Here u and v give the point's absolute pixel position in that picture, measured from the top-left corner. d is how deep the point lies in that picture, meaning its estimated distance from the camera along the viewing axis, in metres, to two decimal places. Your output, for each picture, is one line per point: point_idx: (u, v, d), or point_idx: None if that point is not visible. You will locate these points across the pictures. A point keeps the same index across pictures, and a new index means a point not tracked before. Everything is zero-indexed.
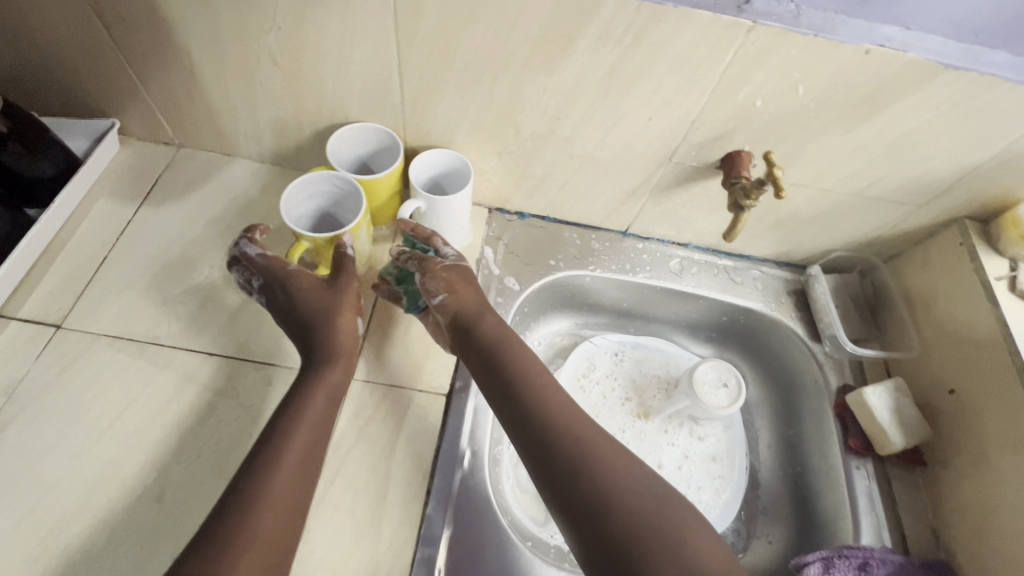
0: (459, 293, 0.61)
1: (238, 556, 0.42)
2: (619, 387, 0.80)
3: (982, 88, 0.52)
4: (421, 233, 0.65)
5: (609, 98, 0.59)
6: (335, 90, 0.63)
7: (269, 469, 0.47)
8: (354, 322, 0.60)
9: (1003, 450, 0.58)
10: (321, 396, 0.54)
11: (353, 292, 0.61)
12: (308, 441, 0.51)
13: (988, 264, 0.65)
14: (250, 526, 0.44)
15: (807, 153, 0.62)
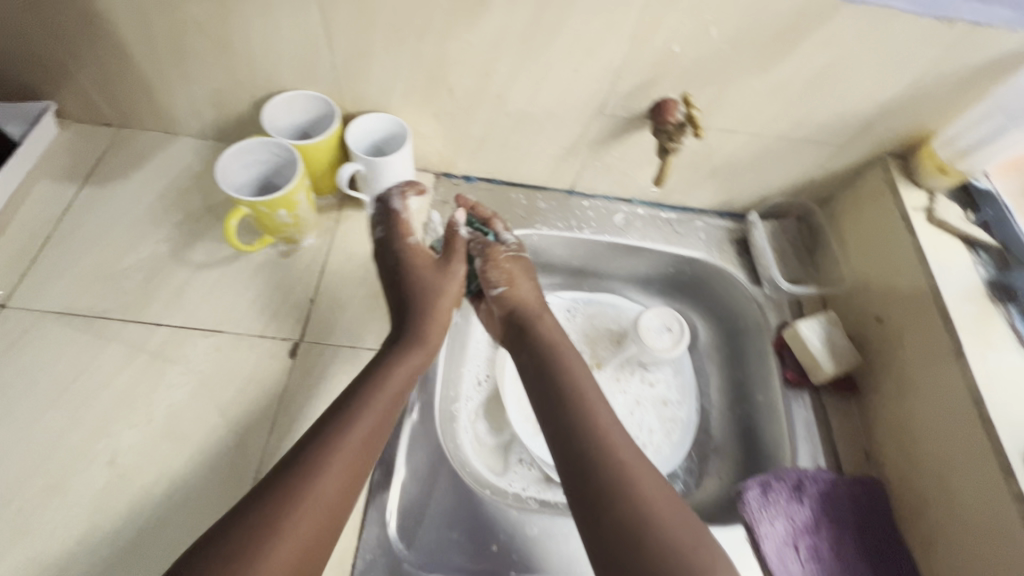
0: (524, 290, 0.68)
1: (275, 540, 0.43)
2: (573, 341, 0.83)
3: (882, 21, 0.54)
4: (482, 215, 0.72)
5: (533, 51, 0.60)
6: (267, 58, 0.64)
7: (325, 449, 0.48)
8: (449, 305, 0.66)
9: (922, 368, 0.61)
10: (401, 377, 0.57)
11: (456, 280, 0.67)
12: (369, 429, 0.51)
13: (907, 197, 0.68)
14: (289, 517, 0.44)
15: (730, 97, 0.64)
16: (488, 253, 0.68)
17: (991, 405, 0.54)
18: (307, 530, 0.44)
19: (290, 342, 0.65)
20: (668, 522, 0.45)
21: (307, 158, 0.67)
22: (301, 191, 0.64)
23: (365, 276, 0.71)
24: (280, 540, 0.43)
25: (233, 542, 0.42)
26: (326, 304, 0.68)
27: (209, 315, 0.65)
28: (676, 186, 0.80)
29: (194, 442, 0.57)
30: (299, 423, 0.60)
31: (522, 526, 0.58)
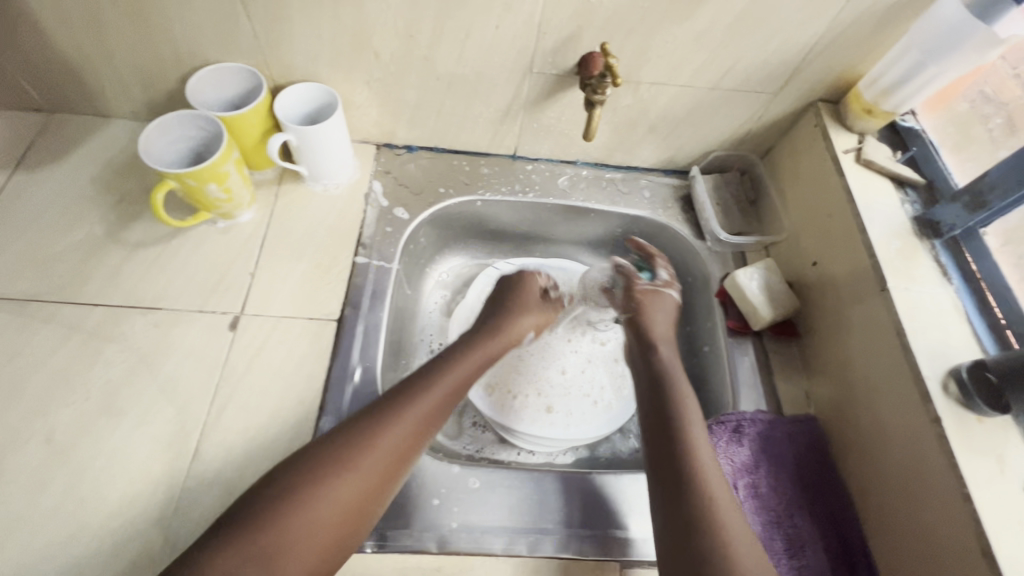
0: (666, 305, 0.69)
1: (325, 490, 0.46)
2: None
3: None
4: (646, 252, 0.75)
5: (452, 8, 0.60)
6: (188, 32, 0.63)
7: (396, 411, 0.51)
8: (526, 329, 0.67)
9: (852, 305, 0.62)
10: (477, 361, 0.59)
11: (536, 312, 0.69)
12: (418, 420, 0.52)
13: (837, 140, 0.69)
14: (340, 479, 0.47)
15: (654, 48, 0.64)
16: (629, 279, 0.72)
17: (913, 333, 0.55)
18: (366, 480, 0.48)
19: (230, 316, 0.65)
20: (718, 494, 0.49)
21: (236, 131, 0.66)
22: (229, 163, 0.63)
23: (306, 248, 0.71)
24: (341, 482, 0.46)
25: (300, 477, 0.46)
26: (266, 276, 0.68)
27: (146, 293, 0.64)
28: (617, 146, 0.80)
29: (133, 416, 0.57)
30: (240, 393, 0.60)
31: (463, 480, 0.58)
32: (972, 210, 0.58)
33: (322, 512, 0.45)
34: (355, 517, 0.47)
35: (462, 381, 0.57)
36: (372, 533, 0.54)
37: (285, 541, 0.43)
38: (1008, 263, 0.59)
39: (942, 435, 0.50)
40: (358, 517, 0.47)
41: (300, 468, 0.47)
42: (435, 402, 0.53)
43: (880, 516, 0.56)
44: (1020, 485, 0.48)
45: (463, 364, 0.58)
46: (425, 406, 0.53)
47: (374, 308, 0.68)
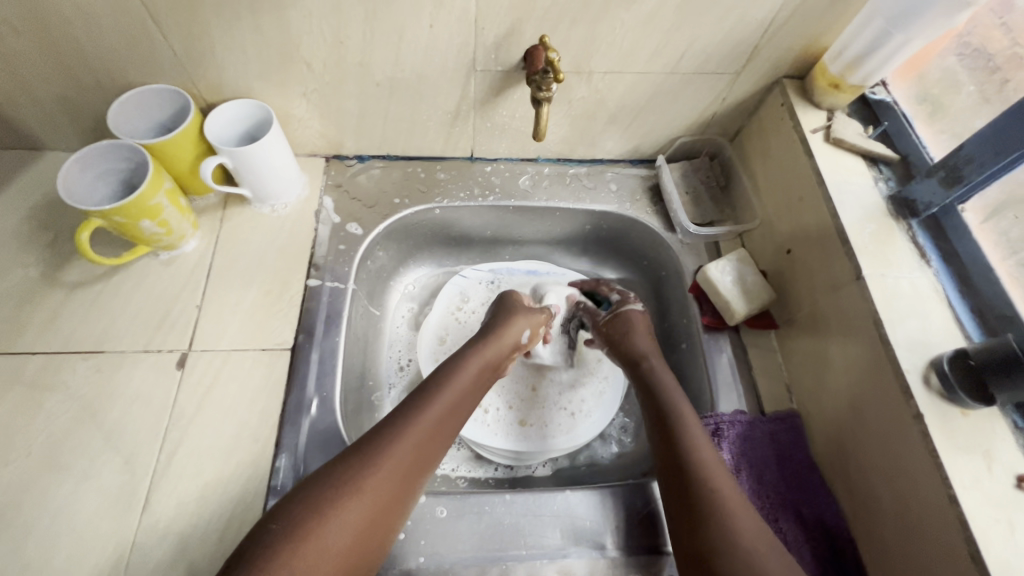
0: (638, 320, 0.67)
1: (355, 491, 0.45)
2: None
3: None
4: (590, 285, 0.77)
5: (379, 10, 0.56)
6: (103, 58, 0.58)
7: (404, 426, 0.50)
8: (522, 329, 0.66)
9: (828, 295, 0.59)
10: (474, 370, 0.59)
11: (521, 323, 0.66)
12: (434, 420, 0.52)
13: (804, 119, 0.65)
14: (368, 476, 0.46)
15: (603, 35, 0.60)
16: (591, 317, 0.72)
17: (890, 324, 0.52)
18: (382, 499, 0.46)
19: (177, 353, 0.61)
20: (726, 491, 0.48)
21: (167, 158, 0.63)
22: (161, 195, 0.60)
23: (256, 274, 0.67)
24: (360, 498, 0.45)
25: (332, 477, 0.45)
26: (214, 308, 0.65)
27: (87, 336, 0.61)
28: (578, 139, 0.76)
29: (78, 469, 0.55)
30: (191, 436, 0.57)
31: (430, 510, 0.56)
32: (949, 185, 0.55)
33: (349, 511, 0.44)
34: (378, 525, 0.46)
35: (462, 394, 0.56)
36: None
37: (305, 562, 0.40)
38: (988, 242, 0.55)
39: (925, 432, 0.47)
40: (375, 537, 0.45)
41: (315, 487, 0.45)
42: (440, 415, 0.53)
43: (864, 519, 0.53)
44: (1008, 480, 0.45)
45: (462, 374, 0.58)
46: (431, 420, 0.52)
47: (329, 333, 0.65)
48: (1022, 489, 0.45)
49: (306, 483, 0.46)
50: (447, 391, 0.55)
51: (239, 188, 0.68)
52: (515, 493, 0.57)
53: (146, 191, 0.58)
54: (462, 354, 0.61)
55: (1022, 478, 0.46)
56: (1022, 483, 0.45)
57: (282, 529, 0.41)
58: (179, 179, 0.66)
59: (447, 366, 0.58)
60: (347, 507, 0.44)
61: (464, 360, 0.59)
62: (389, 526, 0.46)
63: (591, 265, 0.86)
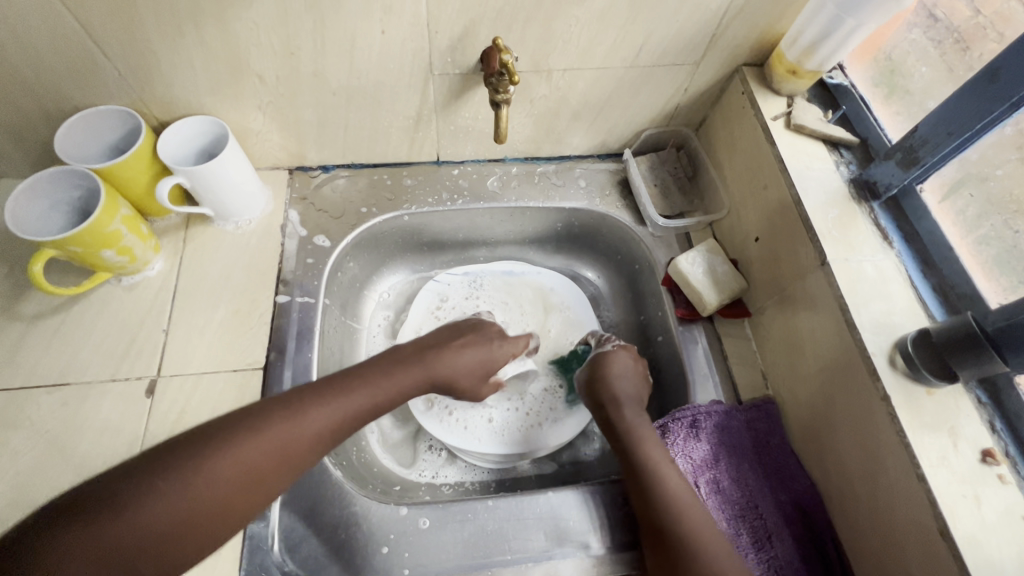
0: (616, 360, 0.64)
1: (208, 464, 0.43)
2: None
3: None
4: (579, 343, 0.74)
5: (327, 18, 0.54)
6: (45, 81, 0.56)
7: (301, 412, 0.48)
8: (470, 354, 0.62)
9: (796, 280, 0.60)
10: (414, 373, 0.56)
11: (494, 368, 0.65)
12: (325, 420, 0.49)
13: (765, 106, 0.65)
14: (229, 453, 0.44)
15: (558, 33, 0.59)
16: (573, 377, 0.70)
17: (856, 308, 0.53)
18: (238, 478, 0.44)
19: (146, 380, 0.60)
20: (700, 523, 0.50)
21: (120, 182, 0.61)
22: (117, 221, 0.58)
23: (223, 293, 0.66)
24: (212, 476, 0.43)
25: (193, 446, 0.43)
26: (181, 332, 0.63)
27: (51, 368, 0.60)
28: (543, 137, 0.76)
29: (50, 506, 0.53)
30: None
31: (412, 522, 0.55)
32: (906, 167, 0.55)
33: (196, 488, 0.42)
34: (229, 505, 0.44)
35: (388, 394, 0.54)
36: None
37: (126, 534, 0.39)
38: (948, 220, 0.55)
39: (892, 413, 0.48)
40: (236, 506, 0.44)
41: (177, 453, 0.43)
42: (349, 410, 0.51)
43: (840, 501, 0.55)
44: (973, 455, 0.46)
45: (384, 372, 0.55)
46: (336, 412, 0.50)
47: (301, 349, 0.64)
48: (987, 463, 0.46)
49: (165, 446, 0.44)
50: (365, 387, 0.52)
51: (200, 207, 0.67)
52: (498, 498, 0.57)
53: (101, 219, 0.56)
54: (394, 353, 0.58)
55: (986, 452, 0.47)
56: (986, 457, 0.46)
57: (110, 496, 0.40)
58: (135, 203, 0.65)
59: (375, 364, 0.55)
60: (193, 480, 0.42)
61: (400, 363, 0.56)
62: (258, 494, 0.45)
63: (566, 263, 0.86)
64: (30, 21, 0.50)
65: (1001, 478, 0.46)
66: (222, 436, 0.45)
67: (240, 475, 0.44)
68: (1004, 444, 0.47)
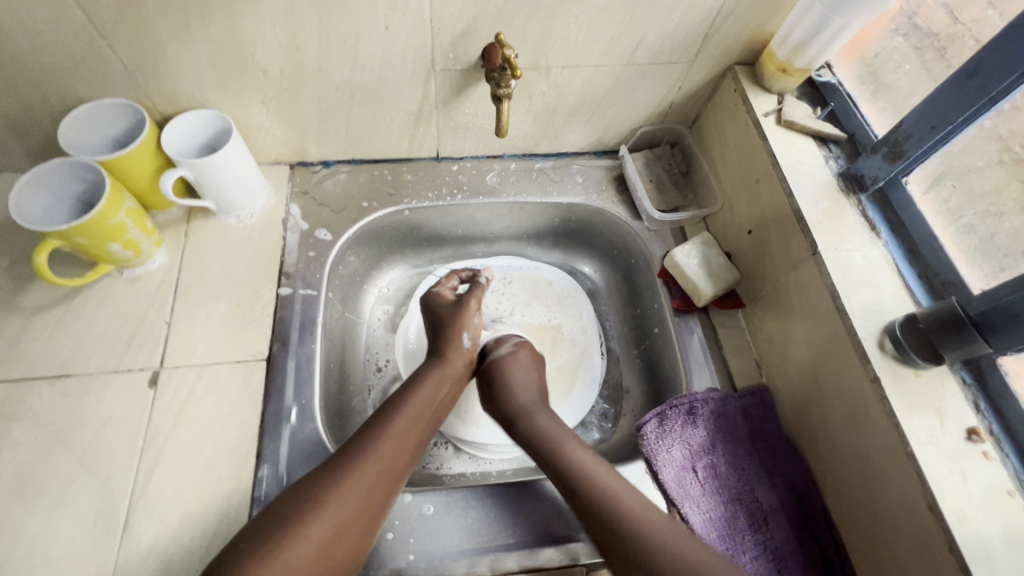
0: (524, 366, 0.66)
1: (314, 515, 0.46)
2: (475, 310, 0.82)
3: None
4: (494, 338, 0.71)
5: (331, 13, 0.55)
6: (49, 73, 0.56)
7: (364, 451, 0.51)
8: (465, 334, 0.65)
9: (788, 270, 0.62)
10: (432, 388, 0.60)
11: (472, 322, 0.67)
12: (394, 447, 0.53)
13: (757, 103, 0.67)
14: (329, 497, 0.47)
15: (558, 30, 0.61)
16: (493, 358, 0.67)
17: (846, 295, 0.55)
18: (348, 515, 0.47)
19: (149, 371, 0.60)
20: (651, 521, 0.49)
21: (124, 174, 0.61)
22: (122, 214, 0.59)
23: (224, 286, 0.66)
24: (325, 521, 0.46)
25: (291, 503, 0.46)
26: (183, 324, 0.63)
27: (52, 359, 0.60)
28: (541, 134, 0.77)
29: (53, 496, 0.53)
30: (169, 454, 0.56)
31: (416, 508, 0.56)
32: (892, 160, 0.57)
33: (315, 535, 0.45)
34: (345, 544, 0.46)
35: (432, 413, 0.58)
36: None
37: None
38: (932, 211, 0.58)
39: (882, 395, 0.50)
40: (348, 551, 0.46)
41: (275, 523, 0.45)
42: (400, 436, 0.54)
43: (833, 482, 0.57)
44: (960, 433, 0.48)
45: (421, 394, 0.58)
46: (391, 440, 0.53)
47: (304, 341, 0.65)
48: (972, 441, 0.48)
49: (257, 521, 0.45)
50: (411, 412, 0.56)
51: (202, 201, 0.67)
52: (501, 485, 0.59)
53: (106, 211, 0.57)
54: (420, 374, 0.61)
55: (971, 430, 0.49)
56: (971, 435, 0.48)
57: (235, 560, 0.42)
58: (137, 196, 0.65)
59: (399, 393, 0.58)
60: (309, 531, 0.45)
61: (422, 383, 0.60)
62: (364, 535, 0.48)
63: (562, 257, 0.88)
64: (37, 13, 0.50)
65: (986, 454, 0.48)
66: (313, 492, 0.47)
67: (350, 514, 0.47)
68: (988, 423, 0.49)
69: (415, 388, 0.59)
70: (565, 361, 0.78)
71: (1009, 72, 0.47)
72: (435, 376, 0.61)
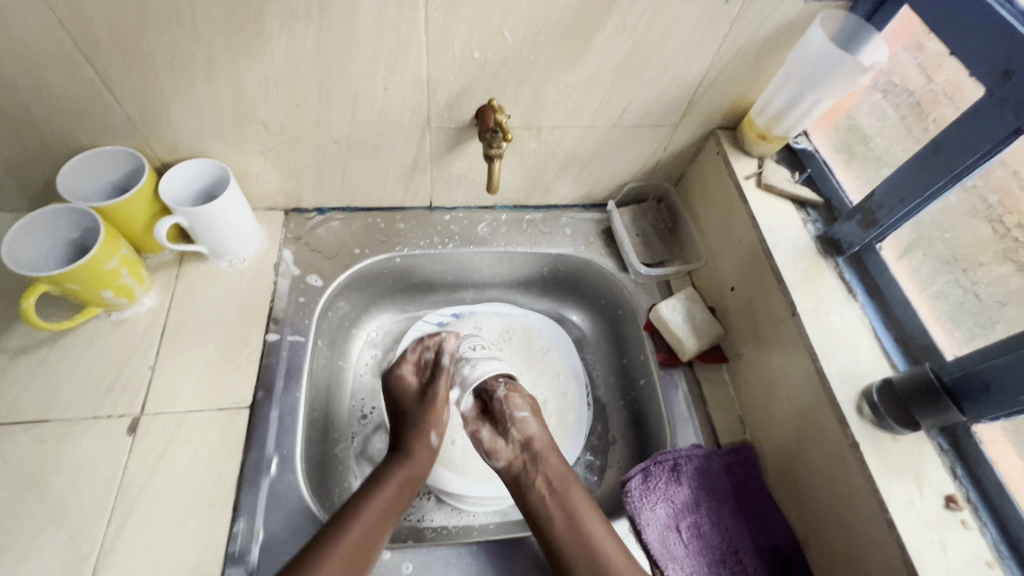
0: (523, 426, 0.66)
1: None
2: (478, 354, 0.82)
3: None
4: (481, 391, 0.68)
5: (332, 74, 0.58)
6: (54, 123, 0.58)
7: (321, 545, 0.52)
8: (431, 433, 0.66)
9: (770, 328, 0.63)
10: (391, 493, 0.60)
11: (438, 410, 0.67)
12: (349, 555, 0.52)
13: (738, 166, 0.70)
14: None
15: (548, 95, 0.64)
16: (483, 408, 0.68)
17: (825, 357, 0.56)
18: None
19: (128, 418, 0.59)
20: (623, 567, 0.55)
21: (119, 220, 0.62)
22: (115, 260, 0.60)
23: (212, 330, 0.67)
24: None
25: None
26: (168, 368, 0.63)
27: (30, 404, 0.59)
28: (532, 187, 0.80)
29: (17, 549, 0.52)
30: (143, 505, 0.55)
31: (395, 566, 0.55)
32: (866, 227, 0.60)
33: None
34: None
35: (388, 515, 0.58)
36: None
37: None
38: (906, 276, 0.60)
39: (861, 460, 0.50)
40: None
41: None
42: (354, 547, 0.53)
43: (816, 544, 0.56)
44: (938, 501, 0.49)
45: (379, 495, 0.59)
46: (343, 556, 0.51)
47: (289, 388, 0.64)
48: (951, 509, 0.49)
49: None
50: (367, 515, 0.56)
51: (196, 246, 0.68)
52: (482, 542, 0.58)
53: (99, 257, 0.57)
54: (377, 477, 0.61)
55: (949, 497, 0.49)
56: (950, 502, 0.49)
57: None
58: (131, 239, 0.66)
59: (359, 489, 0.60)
60: None
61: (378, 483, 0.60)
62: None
63: (551, 305, 0.89)
64: (46, 66, 0.52)
65: (964, 523, 0.48)
66: None
67: None
68: (966, 490, 0.50)
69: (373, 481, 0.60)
70: (550, 415, 0.77)
71: (969, 152, 0.50)
72: (395, 477, 0.61)
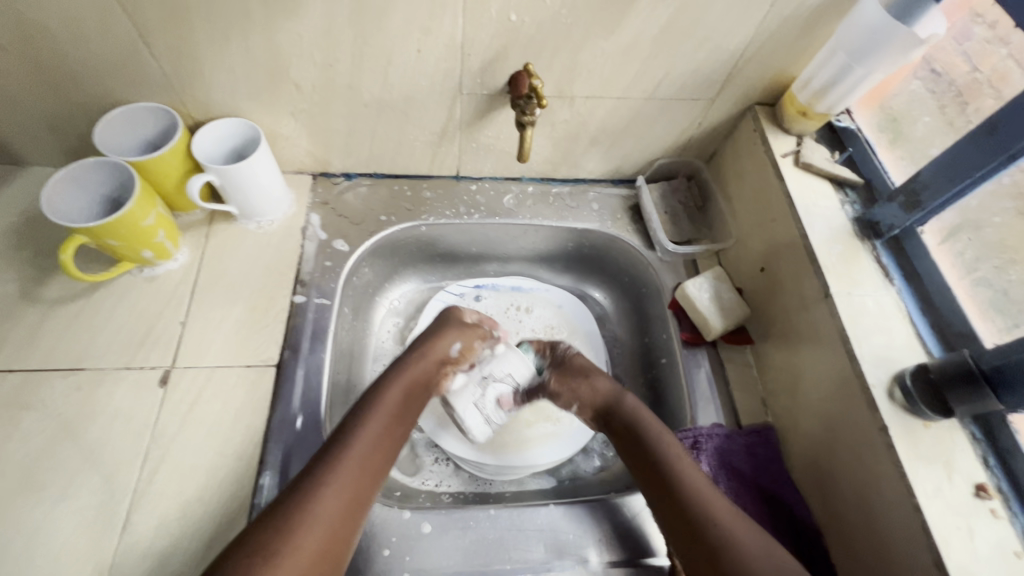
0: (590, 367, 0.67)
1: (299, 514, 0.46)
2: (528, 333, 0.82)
3: None
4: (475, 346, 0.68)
5: (367, 35, 0.57)
6: (92, 76, 0.59)
7: (310, 493, 0.47)
8: (453, 340, 0.66)
9: (799, 309, 0.62)
10: (398, 395, 0.59)
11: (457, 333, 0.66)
12: (365, 451, 0.52)
13: (776, 143, 0.68)
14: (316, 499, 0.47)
15: (584, 62, 0.63)
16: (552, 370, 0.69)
17: (856, 340, 0.55)
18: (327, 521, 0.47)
19: (159, 370, 0.61)
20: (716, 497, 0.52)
21: (154, 177, 0.63)
22: (151, 216, 0.61)
23: (241, 290, 0.68)
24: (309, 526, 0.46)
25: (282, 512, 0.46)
26: (198, 324, 0.64)
27: (68, 352, 0.61)
28: (560, 159, 0.78)
29: (56, 488, 0.54)
30: (173, 454, 0.57)
31: (414, 526, 0.57)
32: (908, 209, 0.58)
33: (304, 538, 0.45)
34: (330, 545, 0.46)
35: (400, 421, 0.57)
36: (388, 540, 0.56)
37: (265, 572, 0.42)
38: (946, 262, 0.58)
39: (890, 444, 0.50)
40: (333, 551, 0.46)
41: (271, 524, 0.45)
42: (368, 445, 0.53)
43: (836, 526, 0.56)
44: (967, 489, 0.48)
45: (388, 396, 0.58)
46: (358, 454, 0.52)
47: (315, 349, 0.65)
48: (980, 497, 0.48)
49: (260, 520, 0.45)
50: (377, 416, 0.55)
51: (226, 205, 0.69)
52: (499, 507, 0.59)
53: (135, 212, 0.58)
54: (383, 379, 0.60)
55: (979, 486, 0.48)
56: (979, 491, 0.48)
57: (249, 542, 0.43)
58: (164, 197, 0.67)
59: (344, 428, 0.53)
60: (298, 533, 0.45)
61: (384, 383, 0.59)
62: (333, 569, 0.46)
63: (573, 282, 0.88)
64: (84, 16, 0.52)
65: (994, 512, 0.47)
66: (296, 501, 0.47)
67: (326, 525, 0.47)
68: (997, 480, 0.49)
69: (361, 422, 0.54)
70: None
71: None
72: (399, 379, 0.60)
